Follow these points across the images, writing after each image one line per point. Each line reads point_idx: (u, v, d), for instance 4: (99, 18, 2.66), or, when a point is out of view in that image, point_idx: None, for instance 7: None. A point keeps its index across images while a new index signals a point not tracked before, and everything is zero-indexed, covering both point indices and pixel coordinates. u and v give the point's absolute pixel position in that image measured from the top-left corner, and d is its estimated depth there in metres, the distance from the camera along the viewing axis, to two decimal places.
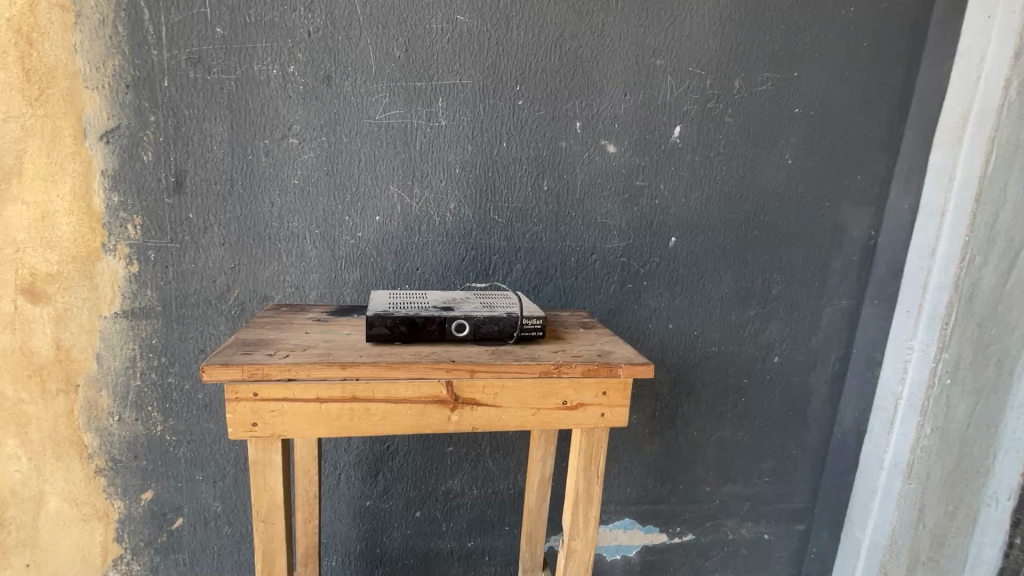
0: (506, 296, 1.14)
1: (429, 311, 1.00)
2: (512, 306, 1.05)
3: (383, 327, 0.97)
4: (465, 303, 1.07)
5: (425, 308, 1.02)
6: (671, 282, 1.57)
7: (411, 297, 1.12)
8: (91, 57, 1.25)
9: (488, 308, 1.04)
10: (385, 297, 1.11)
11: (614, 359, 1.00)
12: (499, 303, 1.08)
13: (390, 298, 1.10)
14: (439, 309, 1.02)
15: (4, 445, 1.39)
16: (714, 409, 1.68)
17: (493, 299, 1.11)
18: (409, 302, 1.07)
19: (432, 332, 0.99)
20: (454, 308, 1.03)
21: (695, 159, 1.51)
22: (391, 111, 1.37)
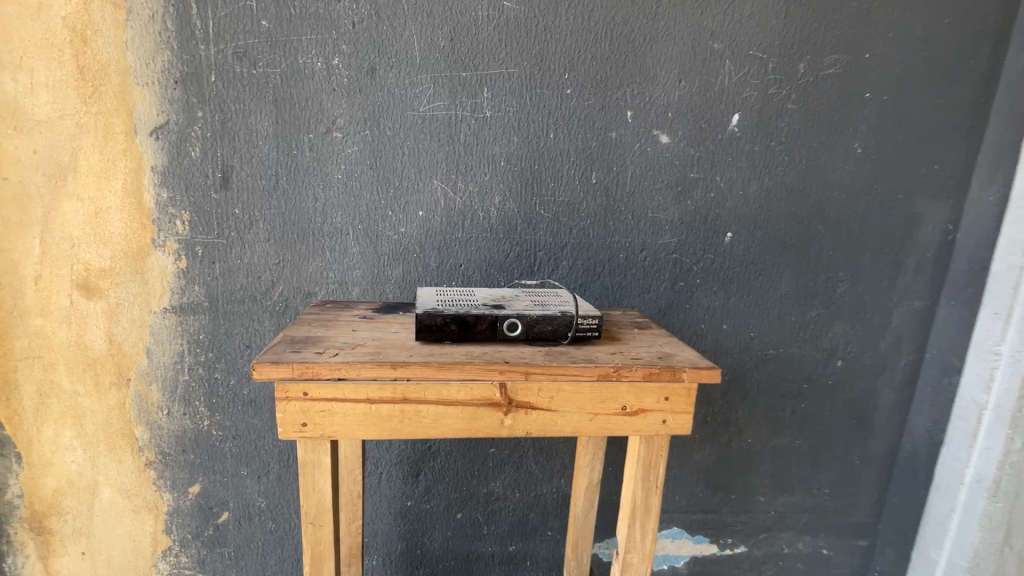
0: (557, 294, 1.08)
1: (480, 309, 0.96)
2: (567, 305, 1.00)
3: (433, 326, 0.93)
4: (515, 300, 1.02)
5: (475, 306, 0.98)
6: (726, 280, 1.49)
7: (459, 294, 1.07)
8: (141, 54, 1.26)
9: (540, 306, 0.98)
10: (432, 294, 1.08)
11: (678, 363, 0.93)
12: (551, 301, 1.03)
13: (437, 295, 1.06)
14: (489, 307, 0.97)
15: (61, 436, 1.42)
16: (770, 415, 1.59)
17: (544, 297, 1.06)
18: (457, 299, 1.03)
19: (483, 331, 0.94)
20: (506, 307, 0.98)
21: (755, 149, 1.42)
22: (435, 103, 1.34)
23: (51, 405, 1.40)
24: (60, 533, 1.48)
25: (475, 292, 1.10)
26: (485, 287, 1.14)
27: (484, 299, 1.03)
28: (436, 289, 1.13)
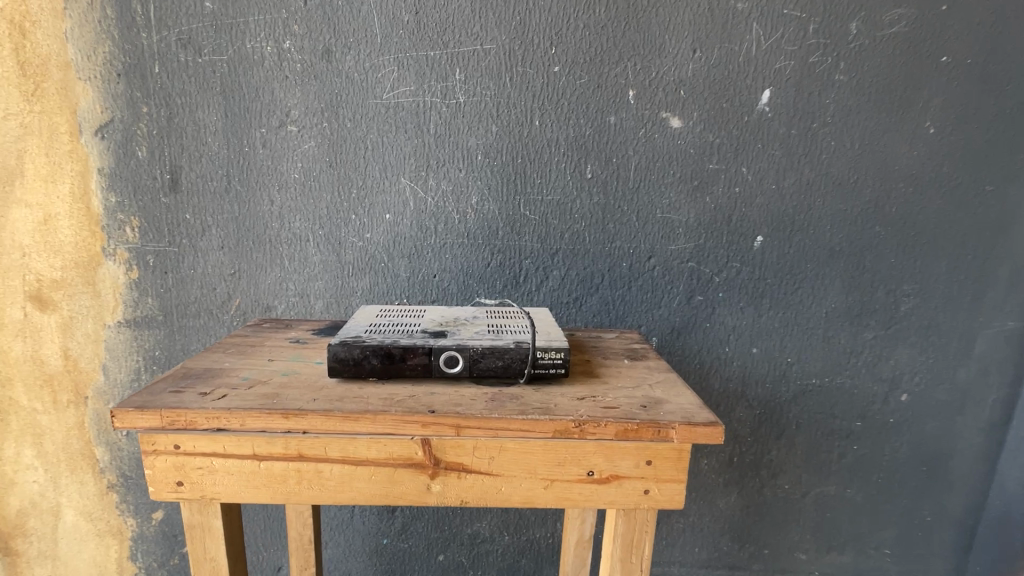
0: (523, 318, 0.87)
1: (412, 339, 0.76)
2: (526, 334, 0.79)
3: (350, 360, 0.74)
4: (465, 327, 0.82)
5: (410, 334, 0.78)
6: (756, 293, 1.22)
7: (403, 317, 0.88)
8: (82, 45, 1.15)
9: (491, 336, 0.78)
10: (371, 315, 0.89)
11: (665, 415, 0.70)
12: (510, 328, 0.82)
13: (375, 318, 0.87)
14: (427, 336, 0.78)
15: (21, 455, 1.35)
16: (813, 457, 1.30)
17: (505, 322, 0.85)
18: (394, 324, 0.83)
19: (415, 368, 0.75)
20: (449, 336, 0.78)
21: (792, 133, 1.14)
22: (400, 89, 1.15)
23: (10, 423, 1.33)
24: (26, 555, 1.41)
25: (424, 314, 0.90)
26: (441, 306, 0.94)
27: (428, 324, 0.84)
28: (383, 308, 0.94)
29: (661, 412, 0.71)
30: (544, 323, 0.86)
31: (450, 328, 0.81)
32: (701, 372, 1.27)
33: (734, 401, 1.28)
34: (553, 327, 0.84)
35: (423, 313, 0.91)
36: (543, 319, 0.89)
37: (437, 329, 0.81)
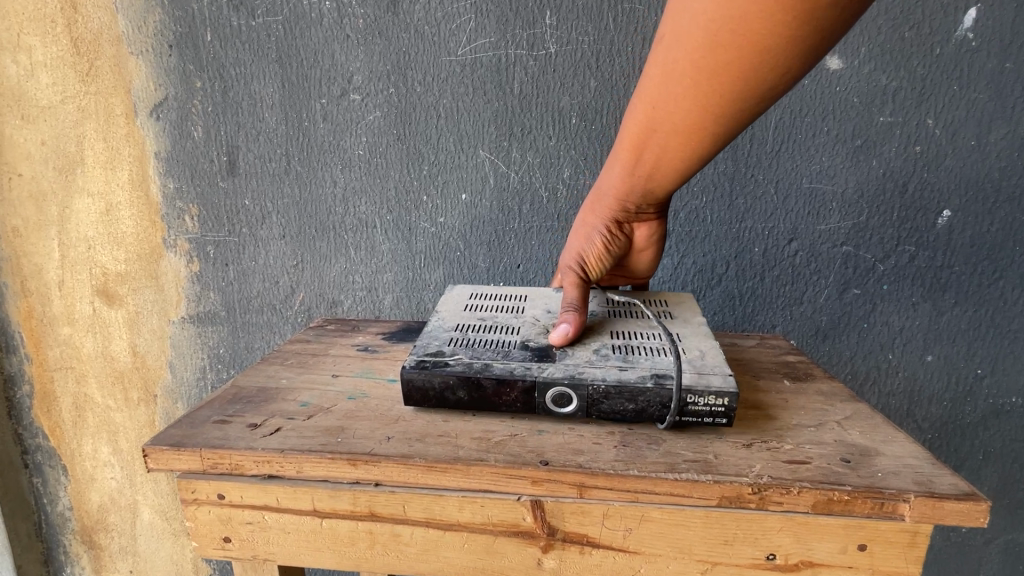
0: (657, 329, 0.64)
1: (508, 365, 0.56)
2: (668, 364, 0.55)
3: (432, 389, 0.56)
4: (579, 341, 0.60)
5: (506, 353, 0.58)
6: (935, 286, 0.93)
7: (497, 313, 0.68)
8: (133, 15, 1.03)
9: (617, 364, 0.55)
10: (458, 307, 0.70)
11: (887, 479, 0.48)
12: (641, 347, 0.59)
13: (463, 312, 0.68)
14: (529, 358, 0.57)
15: (99, 451, 1.32)
16: (1005, 496, 1.01)
17: (632, 333, 0.63)
18: (487, 329, 0.64)
19: (514, 403, 0.56)
20: (559, 358, 0.57)
21: (1004, 69, 0.84)
22: (478, 42, 0.96)
23: (87, 420, 1.29)
24: (108, 549, 1.40)
25: (524, 307, 0.70)
26: (544, 295, 0.74)
27: (530, 332, 0.63)
28: (475, 292, 0.76)
29: (879, 473, 0.48)
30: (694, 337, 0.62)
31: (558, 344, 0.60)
32: (853, 385, 1.00)
33: (896, 421, 1.01)
34: (708, 347, 0.59)
35: (520, 308, 0.70)
36: (687, 329, 0.64)
37: (541, 342, 0.61)
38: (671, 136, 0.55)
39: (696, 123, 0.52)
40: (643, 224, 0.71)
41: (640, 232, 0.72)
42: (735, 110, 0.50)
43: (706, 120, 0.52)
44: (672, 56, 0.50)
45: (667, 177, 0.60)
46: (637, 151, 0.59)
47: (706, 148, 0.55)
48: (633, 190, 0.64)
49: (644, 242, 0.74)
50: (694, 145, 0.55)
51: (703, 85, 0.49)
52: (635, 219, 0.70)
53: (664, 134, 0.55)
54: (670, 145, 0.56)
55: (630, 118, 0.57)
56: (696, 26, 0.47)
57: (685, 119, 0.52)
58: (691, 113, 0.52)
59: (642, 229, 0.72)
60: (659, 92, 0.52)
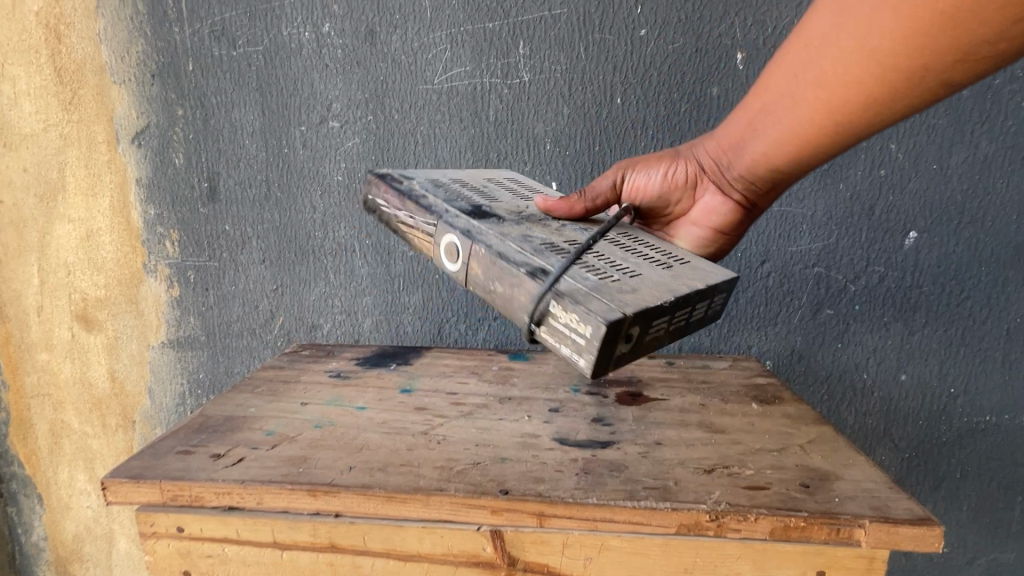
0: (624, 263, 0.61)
1: (446, 205, 0.66)
2: (557, 273, 0.56)
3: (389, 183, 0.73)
4: (525, 226, 0.64)
5: (455, 200, 0.68)
6: (906, 305, 0.94)
7: (507, 194, 0.76)
8: (116, 46, 1.04)
9: (532, 256, 0.59)
10: (483, 176, 0.83)
11: (843, 504, 0.48)
12: (586, 261, 0.59)
13: (477, 178, 0.80)
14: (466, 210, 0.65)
15: (75, 480, 1.30)
16: (985, 515, 1.01)
17: (598, 254, 0.61)
18: (473, 189, 0.73)
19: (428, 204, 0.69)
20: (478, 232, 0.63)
21: (962, 95, 0.87)
22: (454, 71, 0.98)
23: (63, 447, 1.27)
24: None
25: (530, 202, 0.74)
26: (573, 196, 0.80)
27: (500, 207, 0.70)
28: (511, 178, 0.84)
29: (836, 497, 0.49)
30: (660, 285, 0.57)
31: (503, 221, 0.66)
32: (829, 405, 1.00)
33: (874, 441, 1.01)
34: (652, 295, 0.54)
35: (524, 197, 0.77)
36: (664, 277, 0.59)
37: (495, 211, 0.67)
38: (795, 97, 0.55)
39: (822, 91, 0.52)
40: (718, 195, 0.71)
41: (709, 201, 0.72)
42: (890, 80, 0.48)
43: (855, 79, 0.50)
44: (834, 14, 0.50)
45: (771, 143, 0.60)
46: (758, 102, 0.60)
47: (819, 125, 0.55)
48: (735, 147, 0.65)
49: (701, 215, 0.74)
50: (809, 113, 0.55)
51: (850, 51, 0.49)
52: (717, 185, 0.70)
53: (789, 90, 0.55)
54: (786, 106, 0.56)
55: (779, 60, 0.56)
56: None
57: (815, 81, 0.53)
58: (846, 66, 0.49)
59: (715, 200, 0.72)
60: (830, 32, 0.50)
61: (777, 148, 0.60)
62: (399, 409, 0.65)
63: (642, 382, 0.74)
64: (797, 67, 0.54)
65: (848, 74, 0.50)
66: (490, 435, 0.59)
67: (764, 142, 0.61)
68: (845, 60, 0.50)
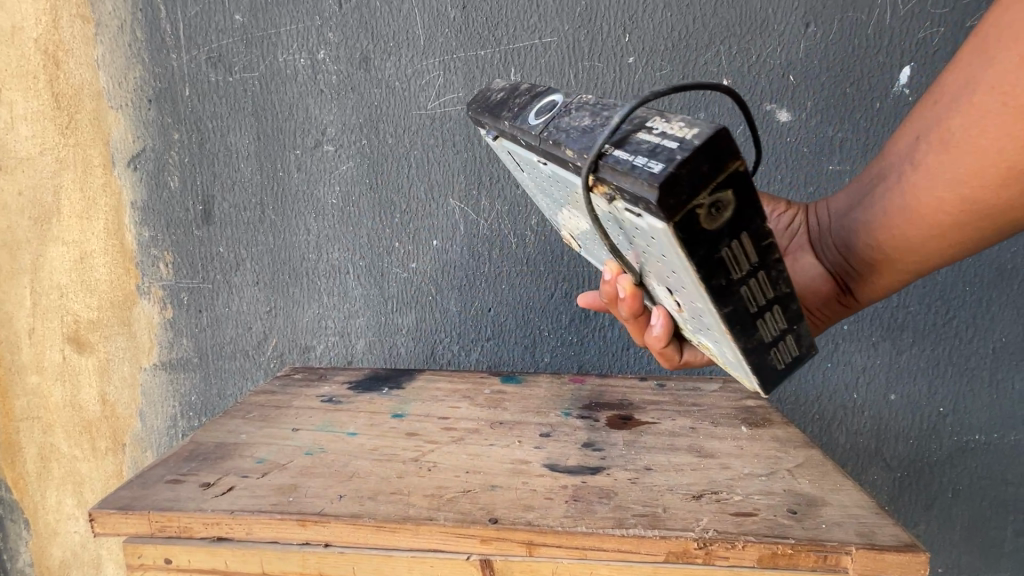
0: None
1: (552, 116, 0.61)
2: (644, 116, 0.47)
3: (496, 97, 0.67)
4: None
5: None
6: (894, 325, 0.96)
7: None
8: (114, 72, 1.05)
9: None
10: None
11: (830, 531, 0.49)
12: None
13: None
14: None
15: (63, 504, 1.28)
16: (977, 535, 1.01)
17: None
18: None
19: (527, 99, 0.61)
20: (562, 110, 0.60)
21: None
22: (447, 97, 1.00)
23: (52, 471, 1.26)
24: None
25: None
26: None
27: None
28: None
29: (823, 524, 0.50)
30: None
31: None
32: (821, 424, 1.01)
33: (866, 460, 1.01)
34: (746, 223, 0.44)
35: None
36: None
37: None
38: (916, 162, 0.57)
39: (945, 156, 0.54)
40: (814, 260, 0.71)
41: (805, 266, 0.72)
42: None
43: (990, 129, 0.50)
44: (967, 75, 0.52)
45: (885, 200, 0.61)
46: (883, 165, 0.63)
47: (936, 195, 0.55)
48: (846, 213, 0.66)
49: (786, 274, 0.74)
50: (927, 177, 0.56)
51: (976, 118, 0.51)
52: (814, 249, 0.71)
53: (912, 155, 0.58)
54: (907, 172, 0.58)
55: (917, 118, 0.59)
56: None
57: (938, 145, 0.55)
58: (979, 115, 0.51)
59: (813, 265, 0.71)
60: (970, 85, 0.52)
61: (887, 219, 0.60)
62: (390, 435, 0.65)
63: (632, 405, 0.74)
64: (925, 131, 0.57)
65: (973, 138, 0.51)
66: (480, 462, 0.60)
67: (877, 210, 0.62)
68: (969, 124, 0.51)
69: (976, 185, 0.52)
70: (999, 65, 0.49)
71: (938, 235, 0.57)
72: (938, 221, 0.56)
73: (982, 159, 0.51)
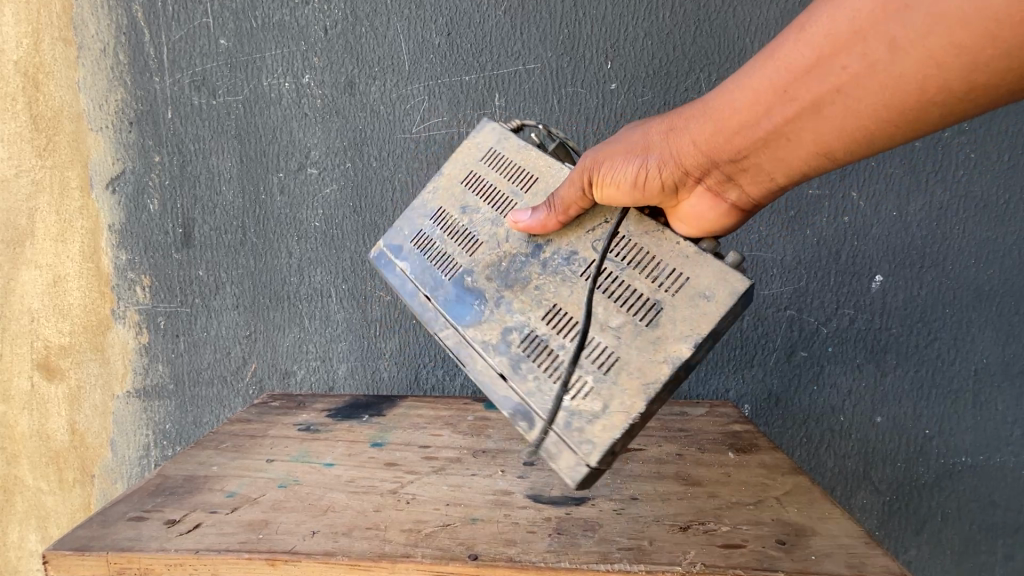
0: (601, 331, 0.57)
1: (429, 306, 0.66)
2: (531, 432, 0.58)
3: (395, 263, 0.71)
4: (502, 308, 0.62)
5: (438, 284, 0.66)
6: (877, 347, 0.96)
7: (479, 212, 0.67)
8: (94, 94, 1.04)
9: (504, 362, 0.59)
10: (459, 175, 0.71)
11: (820, 562, 0.48)
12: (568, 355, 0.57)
13: (453, 194, 0.70)
14: (445, 308, 0.64)
15: (26, 540, 1.22)
16: (968, 560, 0.99)
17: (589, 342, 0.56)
18: (451, 237, 0.68)
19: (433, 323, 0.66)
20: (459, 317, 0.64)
21: (915, 147, 0.91)
22: (432, 121, 1.00)
23: (16, 505, 1.20)
24: None
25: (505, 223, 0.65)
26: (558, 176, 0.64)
27: (479, 264, 0.65)
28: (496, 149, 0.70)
29: (812, 555, 0.49)
30: (630, 380, 0.54)
31: (481, 299, 0.63)
32: (809, 447, 1.00)
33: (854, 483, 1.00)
34: (610, 428, 0.53)
35: (510, 206, 0.66)
36: (632, 357, 0.54)
37: (475, 283, 0.64)
38: (900, 42, 0.36)
39: (964, 33, 0.34)
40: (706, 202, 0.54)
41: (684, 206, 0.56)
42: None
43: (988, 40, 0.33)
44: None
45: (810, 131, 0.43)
46: (817, 48, 0.40)
47: (924, 89, 0.37)
48: (762, 124, 0.45)
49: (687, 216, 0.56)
50: (924, 62, 0.36)
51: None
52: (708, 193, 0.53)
53: (886, 29, 0.37)
54: (882, 56, 0.37)
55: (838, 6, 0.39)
56: None
57: (953, 12, 0.34)
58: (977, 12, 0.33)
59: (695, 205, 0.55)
60: None
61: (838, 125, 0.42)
62: (369, 465, 0.63)
63: None
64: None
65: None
66: (462, 493, 0.58)
67: (821, 115, 0.42)
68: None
69: (998, 70, 0.34)
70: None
71: (889, 142, 0.41)
72: (918, 123, 0.39)
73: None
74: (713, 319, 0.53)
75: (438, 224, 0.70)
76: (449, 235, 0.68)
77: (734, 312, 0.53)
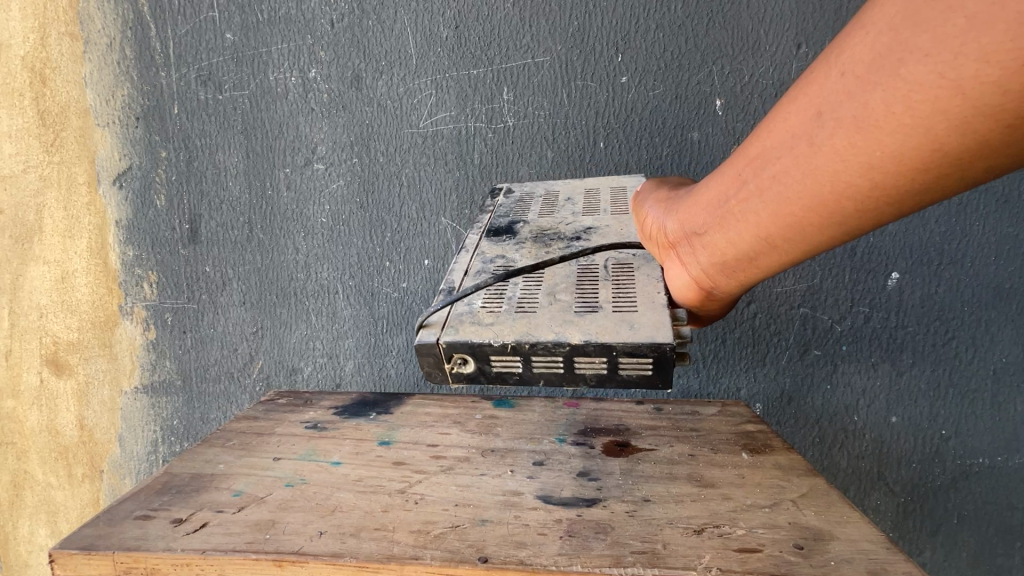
0: (520, 303, 0.58)
1: (488, 220, 0.76)
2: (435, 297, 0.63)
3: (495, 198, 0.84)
4: (513, 247, 0.68)
5: (501, 218, 0.76)
6: (893, 346, 0.94)
7: (574, 205, 0.76)
8: (101, 89, 1.03)
9: (480, 262, 0.67)
10: (584, 187, 0.81)
11: (839, 568, 0.47)
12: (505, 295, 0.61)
13: (568, 191, 0.80)
14: (498, 225, 0.74)
15: (36, 534, 1.23)
16: (984, 563, 0.98)
17: (527, 293, 0.60)
18: (537, 205, 0.78)
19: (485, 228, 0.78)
20: (500, 230, 0.73)
21: None
22: (439, 115, 0.99)
23: (26, 499, 1.21)
24: None
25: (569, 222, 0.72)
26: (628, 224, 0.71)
27: (533, 223, 0.73)
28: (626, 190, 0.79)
29: (831, 561, 0.48)
30: (524, 322, 0.55)
31: (513, 235, 0.71)
32: (821, 446, 0.98)
33: (868, 484, 0.99)
34: (477, 331, 0.54)
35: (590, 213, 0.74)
36: (529, 319, 0.55)
37: (521, 230, 0.72)
38: (814, 144, 0.40)
39: (858, 143, 0.37)
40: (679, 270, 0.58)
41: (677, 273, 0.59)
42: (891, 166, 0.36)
43: (856, 171, 0.38)
44: (885, 36, 0.34)
45: (749, 220, 0.48)
46: (761, 142, 0.45)
47: (841, 184, 0.39)
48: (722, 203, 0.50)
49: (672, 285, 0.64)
50: (833, 162, 0.39)
51: (902, 103, 0.34)
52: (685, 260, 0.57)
53: (805, 132, 0.40)
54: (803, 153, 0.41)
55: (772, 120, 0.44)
56: (920, 58, 0.32)
57: (848, 121, 0.37)
58: (845, 142, 0.38)
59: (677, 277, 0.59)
60: (834, 104, 0.38)
61: (772, 209, 0.45)
62: (376, 464, 0.63)
63: (629, 430, 0.71)
64: (828, 102, 0.38)
65: (898, 122, 0.34)
66: (472, 493, 0.57)
67: (761, 199, 0.45)
68: (891, 101, 0.34)
69: (886, 173, 0.37)
70: (941, 24, 0.31)
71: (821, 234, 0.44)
72: (835, 217, 0.42)
73: (908, 157, 0.35)
74: (618, 339, 0.52)
75: (532, 197, 0.81)
76: (529, 206, 0.78)
77: (643, 359, 0.52)
